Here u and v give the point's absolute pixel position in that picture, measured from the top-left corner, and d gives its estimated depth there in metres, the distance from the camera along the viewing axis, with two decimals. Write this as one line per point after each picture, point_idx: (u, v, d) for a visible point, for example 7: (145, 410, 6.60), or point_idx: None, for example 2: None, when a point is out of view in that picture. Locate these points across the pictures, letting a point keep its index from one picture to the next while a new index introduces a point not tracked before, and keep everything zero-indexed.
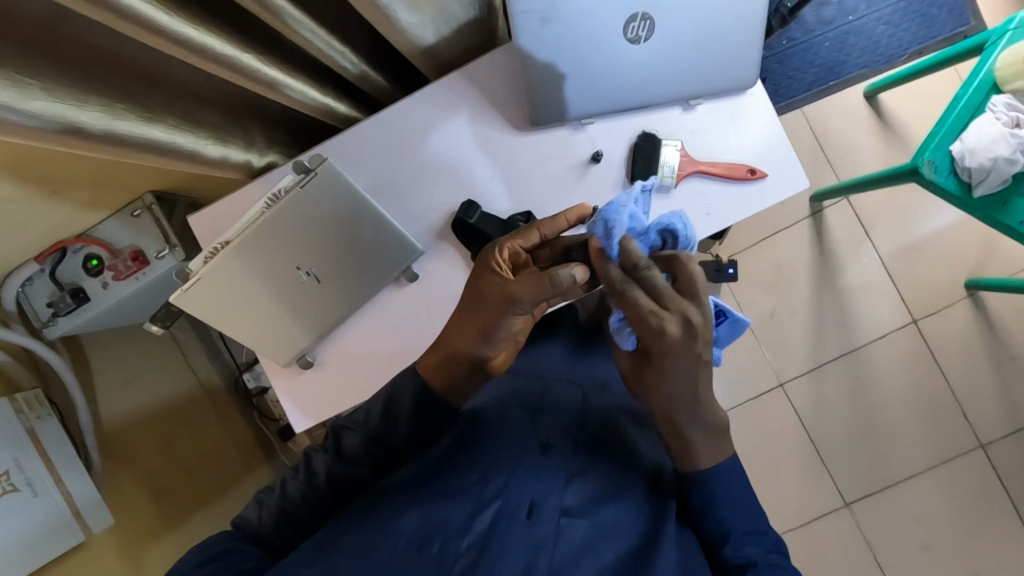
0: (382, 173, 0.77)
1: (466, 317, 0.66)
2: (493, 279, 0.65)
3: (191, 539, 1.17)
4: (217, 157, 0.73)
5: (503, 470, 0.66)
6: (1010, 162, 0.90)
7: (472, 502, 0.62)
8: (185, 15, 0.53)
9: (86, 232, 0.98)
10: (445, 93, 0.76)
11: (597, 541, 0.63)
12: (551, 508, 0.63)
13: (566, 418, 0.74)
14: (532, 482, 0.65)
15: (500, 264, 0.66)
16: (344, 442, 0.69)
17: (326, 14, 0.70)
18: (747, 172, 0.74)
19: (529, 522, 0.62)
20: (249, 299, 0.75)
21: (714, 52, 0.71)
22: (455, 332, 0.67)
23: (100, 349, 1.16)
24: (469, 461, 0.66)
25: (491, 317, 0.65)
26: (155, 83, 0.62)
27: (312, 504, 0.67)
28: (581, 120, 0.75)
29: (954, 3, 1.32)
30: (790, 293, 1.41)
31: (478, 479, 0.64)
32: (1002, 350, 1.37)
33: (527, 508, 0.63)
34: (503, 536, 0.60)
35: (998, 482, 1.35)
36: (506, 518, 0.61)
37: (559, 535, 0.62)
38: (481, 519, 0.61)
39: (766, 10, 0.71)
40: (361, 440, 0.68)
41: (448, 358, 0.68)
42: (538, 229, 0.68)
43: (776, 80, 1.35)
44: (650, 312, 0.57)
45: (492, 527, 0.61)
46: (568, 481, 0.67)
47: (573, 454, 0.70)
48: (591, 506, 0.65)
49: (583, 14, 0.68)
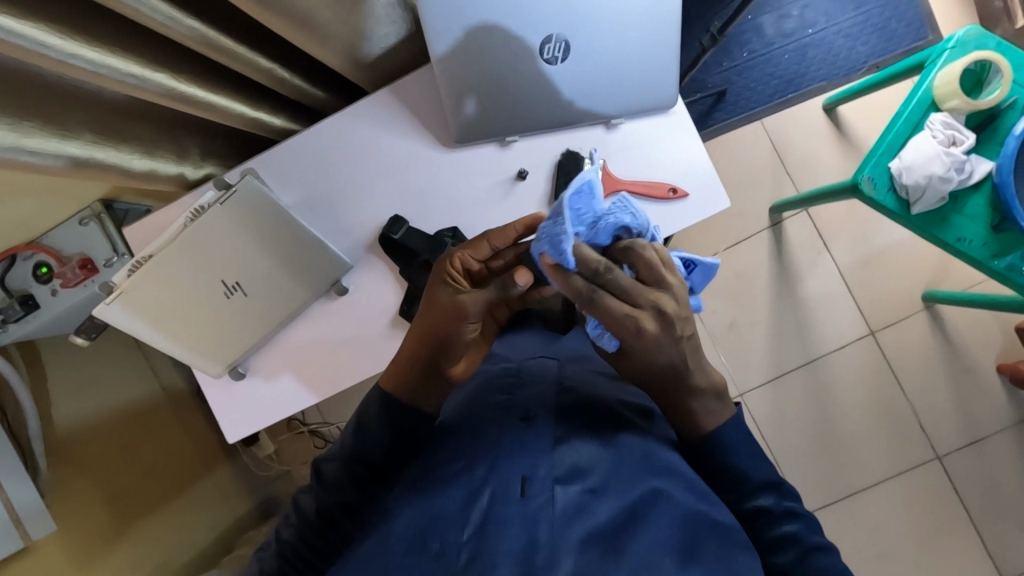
0: (311, 187, 0.79)
1: (422, 330, 0.64)
2: (444, 290, 0.64)
3: (146, 541, 1.12)
4: (144, 170, 0.74)
5: (488, 456, 0.55)
6: (945, 180, 0.91)
7: (465, 491, 0.52)
8: (84, 37, 0.53)
9: (36, 239, 0.96)
10: (373, 110, 0.78)
11: (597, 500, 0.50)
12: (545, 478, 0.51)
13: (541, 390, 0.64)
14: (516, 456, 0.53)
15: (451, 275, 0.65)
16: (325, 472, 0.64)
17: (252, 35, 0.71)
18: (668, 190, 0.76)
19: (524, 499, 0.50)
20: (172, 312, 0.75)
21: (631, 72, 0.73)
22: (412, 345, 0.64)
23: (62, 356, 1.13)
24: (451, 455, 0.58)
25: (446, 329, 0.63)
26: (73, 99, 0.62)
27: (308, 543, 0.62)
28: (506, 137, 0.76)
29: (911, 15, 1.31)
30: (751, 304, 1.39)
31: (463, 467, 0.55)
32: (958, 362, 1.36)
33: (519, 485, 0.51)
34: (499, 519, 0.48)
35: (955, 494, 1.34)
36: (499, 498, 0.50)
37: (554, 502, 0.49)
38: (476, 507, 0.50)
39: (679, 36, 0.73)
40: (340, 461, 0.63)
41: (407, 364, 0.64)
42: (488, 241, 0.67)
43: (736, 92, 1.35)
44: (624, 317, 0.54)
45: (485, 513, 0.50)
46: (558, 445, 0.55)
47: (557, 419, 0.59)
48: (589, 468, 0.53)
49: (500, 37, 0.70)
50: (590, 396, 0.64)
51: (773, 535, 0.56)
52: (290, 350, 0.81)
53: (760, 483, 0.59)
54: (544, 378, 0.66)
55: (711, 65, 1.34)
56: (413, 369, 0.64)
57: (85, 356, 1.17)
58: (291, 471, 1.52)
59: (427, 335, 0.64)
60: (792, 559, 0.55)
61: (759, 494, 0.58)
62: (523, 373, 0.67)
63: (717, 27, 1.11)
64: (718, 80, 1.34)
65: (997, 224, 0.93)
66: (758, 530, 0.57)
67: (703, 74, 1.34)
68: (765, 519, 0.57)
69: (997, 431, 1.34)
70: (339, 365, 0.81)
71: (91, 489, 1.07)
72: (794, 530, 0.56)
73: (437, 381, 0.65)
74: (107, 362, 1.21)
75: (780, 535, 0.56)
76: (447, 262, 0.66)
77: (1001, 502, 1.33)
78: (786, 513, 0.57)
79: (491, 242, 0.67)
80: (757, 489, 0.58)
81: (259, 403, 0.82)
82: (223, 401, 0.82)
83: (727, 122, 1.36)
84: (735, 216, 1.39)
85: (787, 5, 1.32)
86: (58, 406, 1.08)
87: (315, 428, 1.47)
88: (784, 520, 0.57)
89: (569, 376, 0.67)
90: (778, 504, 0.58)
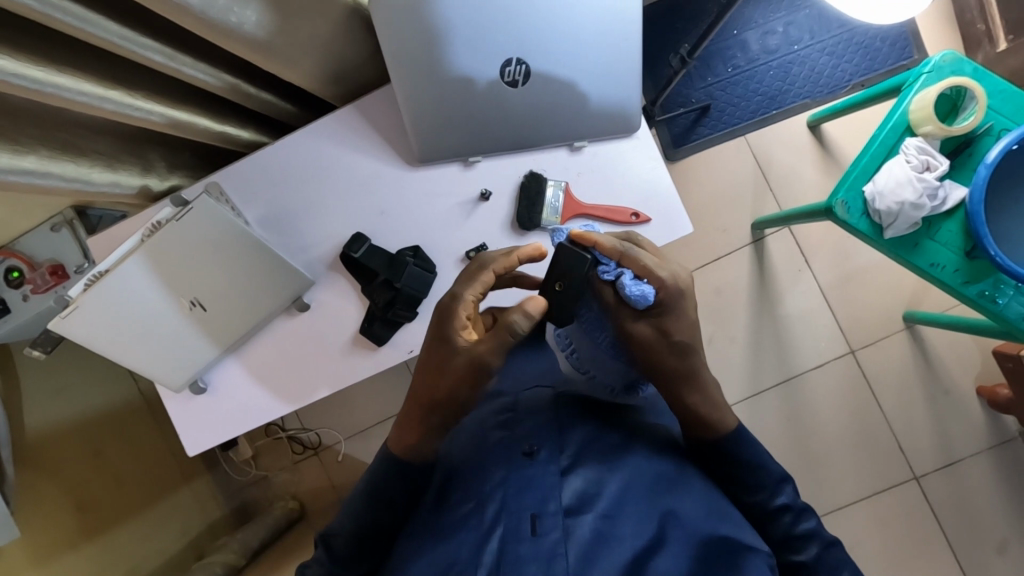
0: (276, 205, 0.83)
1: (441, 385, 0.63)
2: (456, 340, 0.62)
3: (116, 552, 1.09)
4: (106, 184, 0.75)
5: (497, 491, 0.57)
6: (917, 206, 0.90)
7: (476, 535, 0.54)
8: (30, 56, 0.53)
9: (9, 244, 0.94)
10: (340, 128, 0.83)
11: (613, 525, 0.53)
12: (555, 512, 0.53)
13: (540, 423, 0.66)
14: (525, 493, 0.55)
15: (462, 324, 0.62)
16: (335, 549, 0.64)
17: (212, 56, 0.71)
18: (631, 215, 0.82)
19: (536, 537, 0.52)
20: (127, 329, 0.75)
21: (589, 91, 0.78)
22: (431, 399, 0.64)
23: (41, 363, 1.11)
24: (460, 494, 0.60)
25: (468, 384, 0.62)
26: (30, 114, 0.62)
27: None
28: (469, 158, 0.82)
29: (896, 35, 1.31)
30: (728, 321, 1.37)
31: (472, 508, 0.57)
32: (937, 384, 1.35)
33: (529, 524, 0.53)
34: (513, 561, 0.50)
35: (933, 516, 1.32)
36: (511, 540, 0.52)
37: (570, 535, 0.52)
38: (488, 550, 0.52)
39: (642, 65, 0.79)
40: (348, 532, 0.64)
41: (423, 417, 0.65)
42: (493, 271, 0.64)
43: (720, 107, 1.34)
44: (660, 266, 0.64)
45: (498, 552, 0.52)
46: (564, 476, 0.58)
47: (558, 449, 0.61)
48: (598, 494, 0.55)
49: (458, 59, 0.74)
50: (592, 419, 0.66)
51: (798, 532, 0.63)
52: (264, 368, 0.83)
53: (778, 480, 0.66)
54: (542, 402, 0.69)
55: (694, 80, 1.33)
56: (431, 427, 0.65)
57: (63, 365, 1.14)
58: (268, 477, 1.44)
59: (445, 394, 0.63)
60: (815, 554, 0.62)
61: (780, 493, 0.65)
62: (521, 408, 0.68)
63: (687, 48, 1.13)
64: (701, 95, 1.33)
65: (970, 250, 0.92)
66: (783, 528, 0.64)
67: (686, 88, 1.33)
68: (789, 514, 0.64)
69: (974, 453, 1.33)
70: (304, 376, 0.83)
71: (56, 497, 1.02)
72: (813, 526, 0.63)
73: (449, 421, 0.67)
74: (81, 369, 1.18)
75: (805, 530, 0.63)
76: (455, 311, 0.62)
77: (978, 526, 1.31)
78: (804, 510, 0.65)
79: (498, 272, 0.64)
80: (779, 487, 0.65)
81: (225, 416, 0.83)
82: (184, 418, 0.83)
83: (710, 137, 1.35)
84: (715, 231, 1.37)
85: (771, 21, 1.31)
86: (29, 409, 1.06)
87: (294, 434, 1.42)
88: (806, 517, 0.64)
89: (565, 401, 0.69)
90: (796, 501, 0.65)
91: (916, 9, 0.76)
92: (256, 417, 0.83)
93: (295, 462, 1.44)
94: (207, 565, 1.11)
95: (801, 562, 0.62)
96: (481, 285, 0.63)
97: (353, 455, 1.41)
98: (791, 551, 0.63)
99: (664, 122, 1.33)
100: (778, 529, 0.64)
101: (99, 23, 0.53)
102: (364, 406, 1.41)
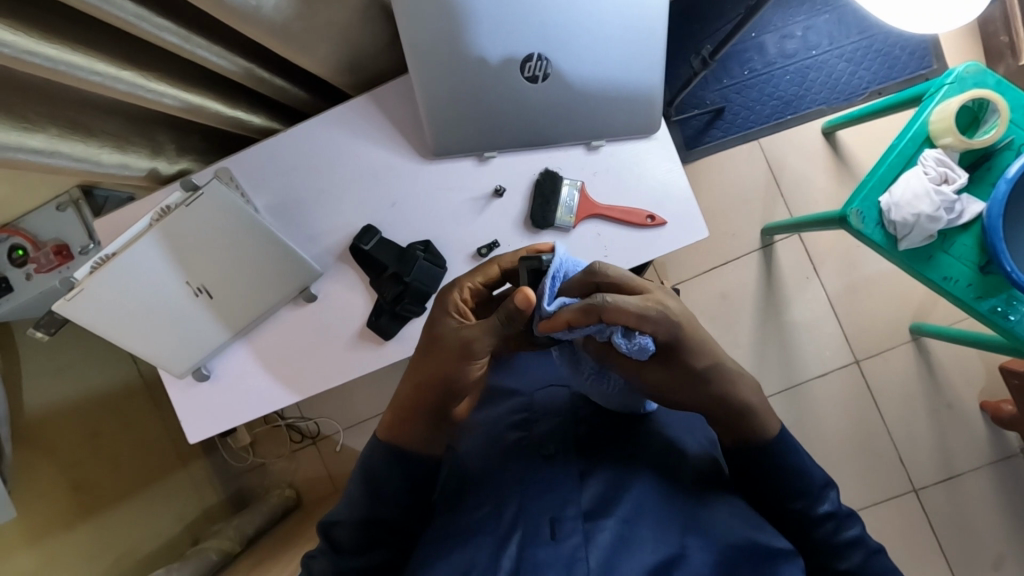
0: (286, 192, 0.82)
1: (423, 370, 0.61)
2: (452, 323, 0.61)
3: (111, 535, 1.08)
4: (115, 166, 0.74)
5: (515, 494, 0.57)
6: (932, 219, 0.89)
7: (492, 541, 0.53)
8: (43, 34, 0.52)
9: (11, 222, 0.92)
10: (356, 117, 0.82)
11: (634, 531, 0.52)
12: (574, 517, 0.53)
13: (558, 425, 0.65)
14: (544, 499, 0.55)
15: (458, 307, 0.62)
16: (339, 543, 0.61)
17: (228, 40, 0.70)
18: (646, 218, 0.82)
19: (556, 541, 0.51)
20: (130, 313, 0.74)
21: (609, 90, 0.78)
22: (416, 384, 0.61)
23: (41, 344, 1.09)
24: (475, 498, 0.59)
25: (452, 370, 0.59)
26: (39, 92, 0.62)
27: None
28: (484, 153, 0.82)
29: (915, 44, 1.29)
30: (733, 326, 1.36)
31: (491, 511, 0.56)
32: (939, 397, 1.34)
33: (549, 528, 0.53)
34: (534, 564, 0.50)
35: (929, 528, 1.31)
36: (530, 543, 0.52)
37: (590, 540, 0.51)
38: (506, 554, 0.52)
39: (665, 63, 0.78)
40: (352, 524, 0.61)
41: (413, 410, 0.62)
42: (499, 264, 0.66)
43: (734, 111, 1.32)
44: (644, 301, 0.54)
45: (517, 558, 0.51)
46: (582, 480, 0.57)
47: (574, 451, 0.61)
48: (617, 499, 0.55)
49: (477, 51, 0.73)
50: (608, 418, 0.65)
51: (844, 539, 0.59)
52: (272, 356, 0.82)
53: (822, 486, 0.61)
54: (559, 410, 0.68)
55: (710, 82, 1.31)
56: (416, 415, 0.62)
57: (64, 348, 1.13)
58: (266, 464, 1.43)
59: (431, 378, 0.60)
60: (860, 562, 0.58)
61: (823, 499, 0.60)
62: (535, 408, 0.69)
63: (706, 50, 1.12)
64: (717, 97, 1.31)
65: (984, 265, 0.91)
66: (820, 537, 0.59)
67: (702, 90, 1.31)
68: (834, 522, 0.59)
69: (974, 467, 1.33)
70: (310, 367, 0.83)
71: (52, 477, 1.02)
72: (858, 533, 0.59)
73: (440, 425, 0.63)
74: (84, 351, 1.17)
75: (850, 539, 0.59)
76: (456, 293, 0.63)
77: (973, 541, 1.31)
78: (849, 515, 0.60)
79: (504, 268, 0.66)
80: (823, 493, 0.61)
81: (234, 403, 0.82)
82: (187, 401, 0.82)
83: (722, 140, 1.33)
84: (723, 235, 1.36)
85: (790, 25, 1.30)
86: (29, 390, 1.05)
87: (293, 422, 1.41)
88: (850, 524, 0.60)
89: (581, 403, 0.69)
90: (841, 508, 0.60)
91: (987, 6, 0.72)
92: (264, 401, 0.82)
93: (293, 451, 1.42)
94: (202, 551, 1.11)
95: (844, 568, 0.58)
96: (485, 276, 0.65)
97: (352, 445, 1.41)
98: (836, 561, 0.58)
99: (678, 122, 1.32)
100: (821, 538, 0.59)
101: (116, 2, 0.52)
102: (365, 397, 1.40)
